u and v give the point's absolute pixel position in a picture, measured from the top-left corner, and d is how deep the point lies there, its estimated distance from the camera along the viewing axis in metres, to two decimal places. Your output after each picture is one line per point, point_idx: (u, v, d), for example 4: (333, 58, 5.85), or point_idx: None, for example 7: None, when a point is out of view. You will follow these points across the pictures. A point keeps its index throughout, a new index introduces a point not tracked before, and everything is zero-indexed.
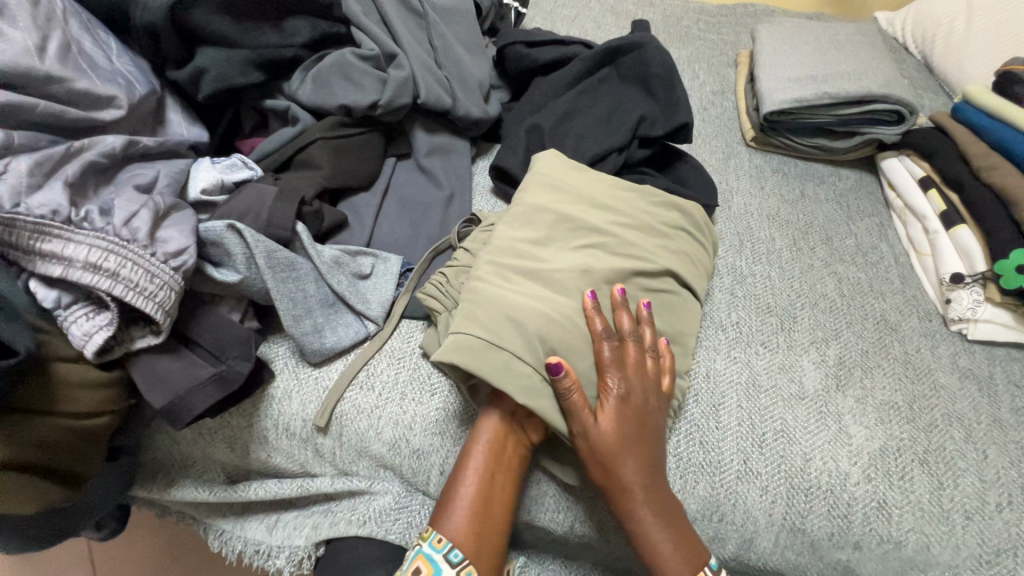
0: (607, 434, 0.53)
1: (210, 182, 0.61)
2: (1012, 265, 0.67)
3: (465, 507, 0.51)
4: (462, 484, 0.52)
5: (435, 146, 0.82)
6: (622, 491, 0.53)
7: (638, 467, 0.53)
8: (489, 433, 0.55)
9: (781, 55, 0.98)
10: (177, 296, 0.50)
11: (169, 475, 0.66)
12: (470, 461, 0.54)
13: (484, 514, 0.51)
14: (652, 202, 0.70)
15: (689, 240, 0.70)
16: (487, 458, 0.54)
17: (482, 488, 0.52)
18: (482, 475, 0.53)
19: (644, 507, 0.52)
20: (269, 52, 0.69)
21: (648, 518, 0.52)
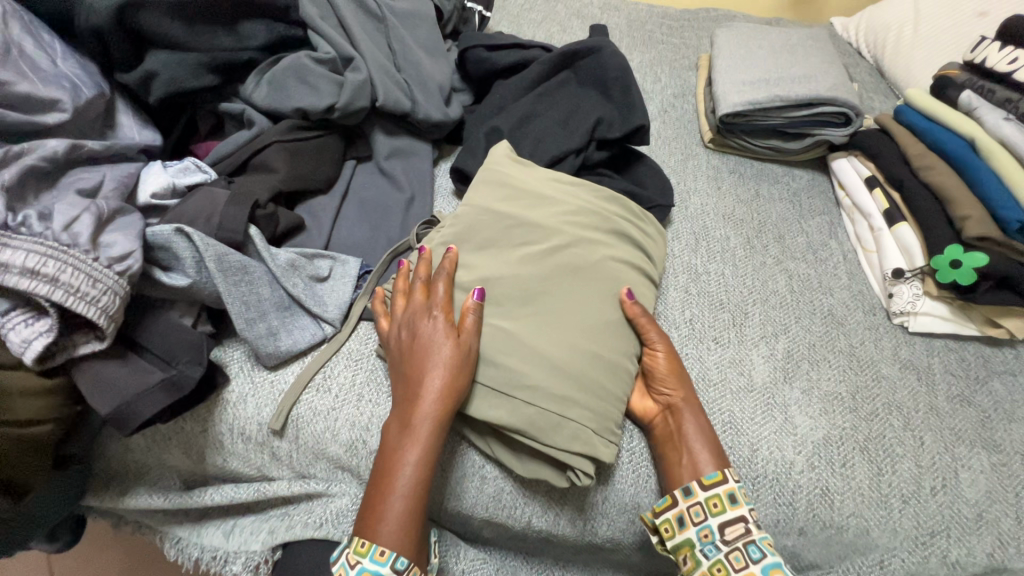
0: (669, 364, 0.64)
1: (160, 186, 0.60)
2: (946, 260, 0.71)
3: (399, 516, 0.51)
4: (397, 497, 0.51)
5: (395, 148, 0.82)
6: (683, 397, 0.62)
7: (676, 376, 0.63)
8: (426, 438, 0.52)
9: (737, 59, 1.01)
10: (122, 301, 0.49)
11: (123, 483, 0.65)
12: (404, 466, 0.52)
13: (416, 519, 0.52)
14: (590, 199, 0.72)
15: (629, 230, 0.71)
16: (420, 465, 0.52)
17: (415, 494, 0.52)
18: (418, 490, 0.52)
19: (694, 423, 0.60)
20: (222, 55, 0.69)
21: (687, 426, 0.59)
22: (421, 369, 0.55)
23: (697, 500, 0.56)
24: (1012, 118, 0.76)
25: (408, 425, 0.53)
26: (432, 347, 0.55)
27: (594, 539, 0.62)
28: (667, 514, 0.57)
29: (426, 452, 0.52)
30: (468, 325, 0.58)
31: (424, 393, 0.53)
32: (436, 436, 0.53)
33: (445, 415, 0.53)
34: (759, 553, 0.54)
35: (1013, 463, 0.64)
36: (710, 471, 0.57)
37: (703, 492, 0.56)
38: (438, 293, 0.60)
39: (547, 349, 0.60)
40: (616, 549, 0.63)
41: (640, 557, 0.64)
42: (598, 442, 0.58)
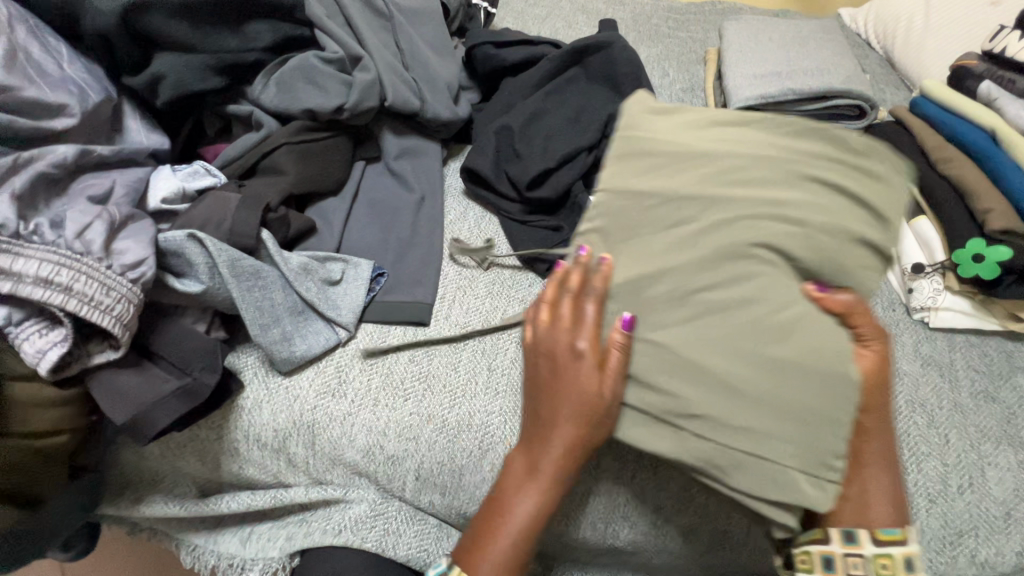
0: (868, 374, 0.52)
1: (170, 191, 0.59)
2: (968, 255, 0.69)
3: (504, 560, 0.50)
4: (506, 543, 0.51)
5: (405, 148, 0.81)
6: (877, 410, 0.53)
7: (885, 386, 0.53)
8: (550, 488, 0.51)
9: (747, 52, 1.00)
10: (136, 309, 0.49)
11: (137, 491, 0.65)
12: (515, 514, 0.51)
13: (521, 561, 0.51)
14: (788, 155, 0.56)
15: (847, 185, 0.54)
16: (535, 514, 0.51)
17: (524, 542, 0.51)
18: (527, 536, 0.51)
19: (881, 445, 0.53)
20: (230, 56, 0.68)
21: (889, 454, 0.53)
22: (558, 418, 0.50)
23: (860, 551, 0.51)
24: None
25: (528, 475, 0.51)
26: (572, 392, 0.50)
27: (615, 542, 0.61)
28: (807, 544, 0.52)
29: (547, 500, 0.51)
30: (612, 364, 0.51)
31: (555, 441, 0.50)
32: (562, 486, 0.51)
33: (568, 468, 0.51)
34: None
35: None
36: (890, 527, 0.51)
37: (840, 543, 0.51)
38: (586, 317, 0.52)
39: (710, 360, 0.50)
40: (637, 551, 0.63)
41: (661, 559, 0.63)
42: (804, 482, 0.48)
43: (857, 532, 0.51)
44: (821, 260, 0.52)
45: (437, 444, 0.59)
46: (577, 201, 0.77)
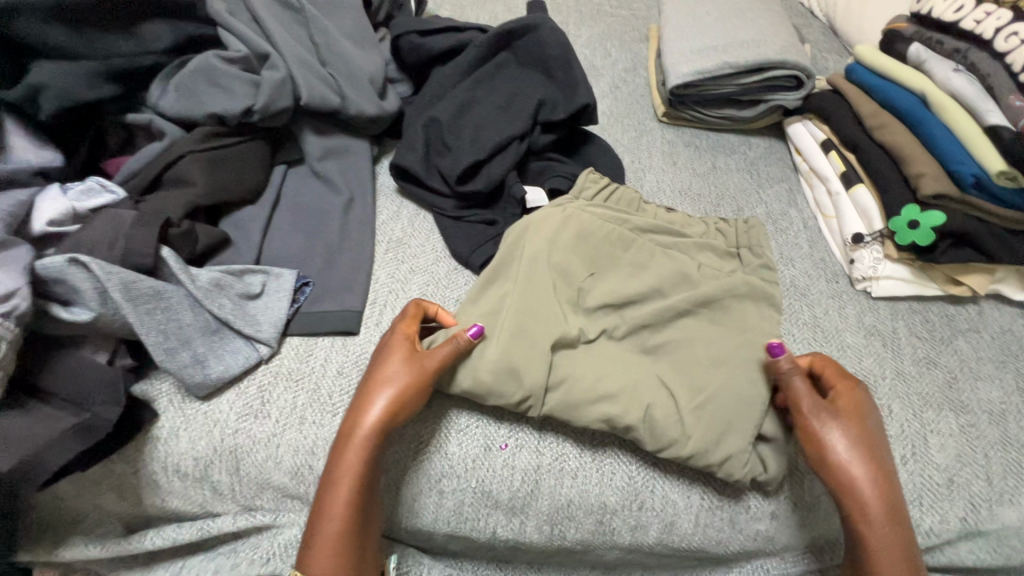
0: (854, 429, 0.52)
1: (58, 213, 0.55)
2: (904, 221, 0.69)
3: (330, 545, 0.49)
4: (327, 524, 0.50)
5: (329, 149, 0.77)
6: (847, 481, 0.51)
7: (867, 459, 0.51)
8: (360, 461, 0.51)
9: (685, 27, 0.97)
10: (10, 345, 0.46)
11: (57, 534, 0.61)
12: (336, 496, 0.50)
13: (346, 545, 0.49)
14: (694, 257, 0.66)
15: (753, 289, 0.63)
16: (354, 495, 0.50)
17: (349, 526, 0.50)
18: (348, 516, 0.50)
19: (879, 509, 0.50)
20: (121, 62, 0.63)
21: (880, 525, 0.49)
22: (364, 403, 0.52)
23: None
24: (961, 69, 0.69)
25: (342, 449, 0.51)
26: (382, 378, 0.53)
27: (562, 543, 0.59)
28: None
29: (360, 475, 0.50)
30: (438, 354, 0.54)
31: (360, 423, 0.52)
32: (374, 463, 0.51)
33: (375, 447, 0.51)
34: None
35: (980, 423, 0.62)
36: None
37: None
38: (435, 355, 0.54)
39: (670, 355, 0.60)
40: (587, 550, 0.61)
41: (614, 555, 0.62)
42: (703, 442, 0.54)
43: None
44: (719, 363, 0.59)
45: None
46: (511, 193, 0.74)
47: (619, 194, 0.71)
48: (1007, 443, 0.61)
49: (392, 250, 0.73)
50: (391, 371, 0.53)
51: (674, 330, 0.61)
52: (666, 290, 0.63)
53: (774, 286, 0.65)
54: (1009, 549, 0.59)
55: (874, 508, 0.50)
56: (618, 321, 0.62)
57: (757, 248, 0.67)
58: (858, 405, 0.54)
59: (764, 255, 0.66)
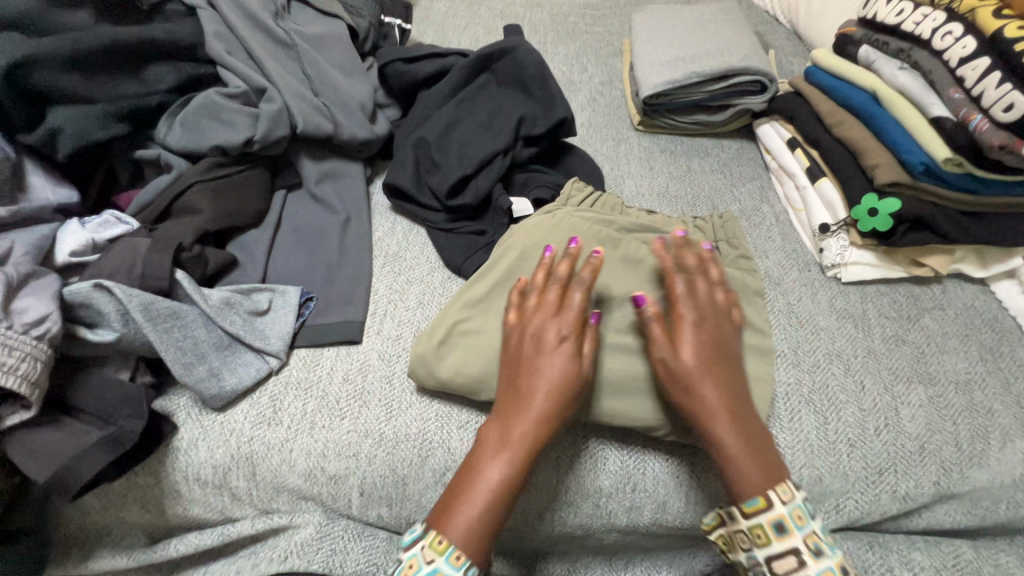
0: (692, 356, 0.54)
1: (79, 243, 0.60)
2: (865, 209, 0.74)
3: (484, 523, 0.48)
4: (475, 506, 0.48)
5: (325, 173, 0.82)
6: (707, 412, 0.53)
7: (709, 376, 0.53)
8: (526, 442, 0.50)
9: (654, 40, 1.04)
10: (44, 365, 0.50)
11: (84, 548, 0.64)
12: (485, 481, 0.49)
13: (498, 521, 0.49)
14: None
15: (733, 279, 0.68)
16: (506, 477, 0.50)
17: (495, 511, 0.49)
18: (501, 494, 0.49)
19: (732, 430, 0.52)
20: (130, 103, 0.69)
21: (740, 446, 0.52)
22: (534, 380, 0.52)
23: (739, 527, 0.52)
24: (907, 67, 0.75)
25: (499, 438, 0.51)
26: (554, 362, 0.53)
27: (563, 528, 0.63)
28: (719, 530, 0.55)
29: (524, 454, 0.50)
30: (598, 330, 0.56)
31: (538, 395, 0.52)
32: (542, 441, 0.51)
33: (551, 419, 0.51)
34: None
35: (948, 393, 0.67)
36: (752, 497, 0.51)
37: (745, 519, 0.51)
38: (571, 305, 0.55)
39: None
40: (587, 535, 0.65)
41: (613, 538, 0.65)
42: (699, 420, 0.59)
43: (789, 524, 0.49)
44: None
45: (378, 458, 0.61)
46: (498, 204, 0.79)
47: (602, 201, 0.76)
48: (974, 410, 0.65)
49: (389, 263, 0.77)
50: (560, 346, 0.53)
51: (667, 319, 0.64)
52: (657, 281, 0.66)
53: (753, 275, 0.69)
54: (981, 509, 0.63)
55: (717, 418, 0.52)
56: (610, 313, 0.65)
57: (734, 241, 0.71)
58: (716, 339, 0.55)
59: (740, 246, 0.70)
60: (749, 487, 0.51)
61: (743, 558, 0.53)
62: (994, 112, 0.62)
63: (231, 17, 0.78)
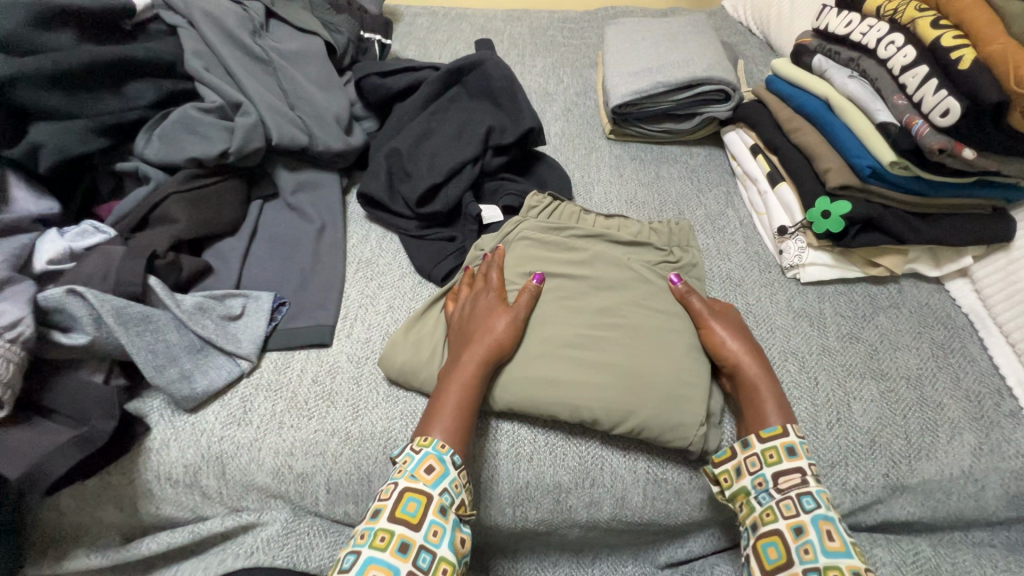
0: (729, 324, 0.66)
1: (57, 251, 0.62)
2: (819, 212, 0.76)
3: (445, 434, 0.56)
4: (439, 421, 0.56)
5: (301, 182, 0.85)
6: (734, 360, 0.63)
7: (741, 338, 0.65)
8: (472, 373, 0.59)
9: (625, 52, 1.07)
10: (16, 367, 0.53)
11: (61, 548, 0.66)
12: (445, 405, 0.57)
13: (458, 441, 0.56)
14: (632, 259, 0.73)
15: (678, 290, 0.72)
16: (463, 400, 0.58)
17: (456, 427, 0.56)
18: (460, 411, 0.57)
19: (757, 371, 0.62)
20: (109, 118, 0.72)
21: (762, 383, 0.61)
22: (471, 332, 0.62)
23: (753, 451, 0.58)
24: (856, 75, 0.78)
25: (451, 373, 0.59)
26: (487, 319, 0.63)
27: (526, 524, 0.65)
28: (727, 464, 0.59)
29: (472, 383, 0.59)
30: (522, 299, 0.65)
31: (476, 342, 0.61)
32: (486, 373, 0.60)
33: (490, 356, 0.60)
34: (813, 504, 0.53)
35: (899, 388, 0.69)
36: (769, 426, 0.59)
37: (761, 443, 0.58)
38: (492, 277, 0.68)
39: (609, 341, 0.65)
40: (551, 531, 0.66)
41: (576, 533, 0.67)
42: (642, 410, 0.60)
43: (799, 448, 0.57)
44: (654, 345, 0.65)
45: (343, 456, 0.63)
46: (468, 211, 0.82)
47: (562, 207, 0.79)
48: (923, 404, 0.67)
49: (361, 269, 0.80)
50: (490, 303, 0.64)
51: (613, 319, 0.67)
52: (599, 286, 0.69)
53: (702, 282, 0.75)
54: (933, 501, 0.64)
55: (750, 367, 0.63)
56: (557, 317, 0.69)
57: (686, 247, 0.76)
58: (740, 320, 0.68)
59: (692, 251, 0.76)
60: (768, 418, 0.59)
61: (748, 484, 0.57)
62: (933, 117, 0.65)
63: (209, 36, 0.82)
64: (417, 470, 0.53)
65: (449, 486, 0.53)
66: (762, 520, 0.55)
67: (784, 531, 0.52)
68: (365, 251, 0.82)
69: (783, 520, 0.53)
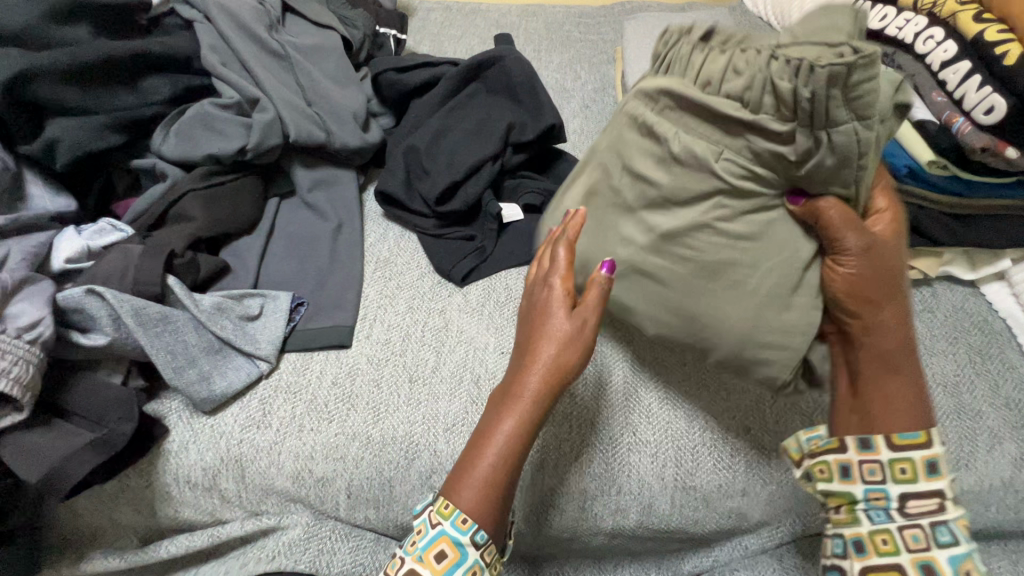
0: (866, 266, 0.54)
1: (74, 250, 0.61)
2: None
3: (487, 477, 0.52)
4: (483, 462, 0.52)
5: (317, 180, 0.83)
6: (863, 326, 0.54)
7: (881, 285, 0.54)
8: (523, 408, 0.53)
9: (646, 47, 1.04)
10: (36, 369, 0.52)
11: (78, 550, 0.65)
12: (491, 448, 0.52)
13: (498, 485, 0.52)
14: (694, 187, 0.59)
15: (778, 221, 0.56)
16: (514, 438, 0.53)
17: (499, 468, 0.52)
18: (507, 451, 0.53)
19: (888, 342, 0.53)
20: (125, 114, 0.71)
21: (898, 356, 0.53)
22: (533, 344, 0.55)
23: (877, 458, 0.51)
24: (891, 71, 0.76)
25: (504, 405, 0.54)
26: (548, 329, 0.55)
27: (550, 531, 0.64)
28: (830, 460, 0.53)
29: (522, 418, 0.53)
30: (591, 298, 0.55)
31: (534, 366, 0.54)
32: (543, 408, 0.54)
33: (545, 383, 0.53)
34: (948, 538, 0.49)
35: (935, 395, 0.66)
36: (907, 431, 0.51)
37: (891, 453, 0.51)
38: (558, 257, 0.57)
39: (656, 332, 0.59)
40: (575, 538, 0.65)
41: (600, 541, 0.65)
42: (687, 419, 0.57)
43: (942, 464, 0.50)
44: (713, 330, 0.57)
45: (365, 460, 0.61)
46: (487, 210, 0.80)
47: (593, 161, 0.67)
48: (961, 412, 0.65)
49: (380, 268, 0.78)
50: (554, 307, 0.55)
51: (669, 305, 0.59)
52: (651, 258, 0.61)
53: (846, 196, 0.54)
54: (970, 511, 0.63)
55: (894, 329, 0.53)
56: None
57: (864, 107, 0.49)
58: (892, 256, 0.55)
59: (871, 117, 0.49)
60: (898, 423, 0.51)
61: (860, 492, 0.51)
62: (976, 115, 0.63)
63: (225, 30, 0.80)
64: (428, 554, 0.51)
65: (461, 574, 0.50)
66: (879, 548, 0.50)
67: (908, 568, 0.49)
68: (383, 250, 0.80)
69: (906, 553, 0.49)
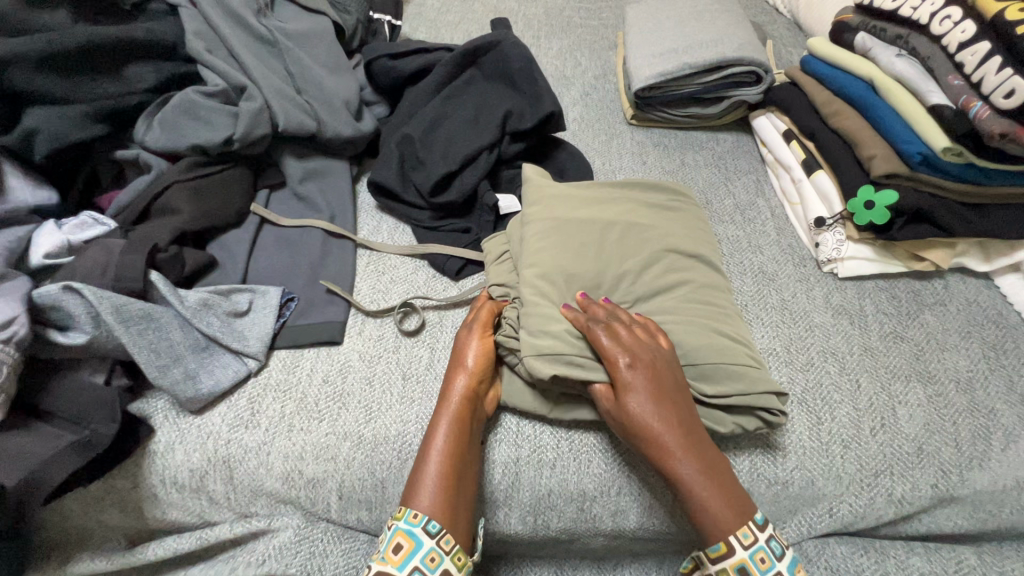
0: (645, 406, 0.53)
1: (53, 245, 0.59)
2: (861, 202, 0.71)
3: (435, 480, 0.53)
4: (428, 466, 0.54)
5: (309, 171, 0.81)
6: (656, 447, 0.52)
7: (658, 403, 0.53)
8: (453, 412, 0.56)
9: (648, 32, 1.01)
10: (9, 370, 0.50)
11: (65, 551, 0.64)
12: (432, 449, 0.54)
13: (450, 489, 0.53)
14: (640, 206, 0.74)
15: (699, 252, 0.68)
16: (452, 440, 0.55)
17: (446, 473, 0.53)
18: (449, 454, 0.54)
19: (676, 441, 0.52)
20: (107, 103, 0.68)
21: (694, 478, 0.51)
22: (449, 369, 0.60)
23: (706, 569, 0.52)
24: (904, 53, 0.72)
25: (438, 415, 0.57)
26: (464, 353, 0.61)
27: (547, 533, 0.62)
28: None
29: (456, 424, 0.56)
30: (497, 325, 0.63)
31: (456, 378, 0.59)
32: (471, 407, 0.58)
33: (468, 393, 0.58)
34: None
35: (948, 391, 0.64)
36: (712, 543, 0.50)
37: (711, 564, 0.51)
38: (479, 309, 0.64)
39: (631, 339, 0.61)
40: (573, 539, 0.63)
41: (599, 542, 0.64)
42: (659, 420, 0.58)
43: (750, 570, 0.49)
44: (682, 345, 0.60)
45: (357, 460, 0.59)
46: (484, 200, 0.78)
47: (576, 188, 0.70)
48: (975, 410, 0.63)
49: (373, 262, 0.76)
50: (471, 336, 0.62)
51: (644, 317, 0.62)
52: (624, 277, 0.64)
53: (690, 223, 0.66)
54: (984, 513, 0.60)
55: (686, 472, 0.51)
56: (630, 261, 0.67)
57: None
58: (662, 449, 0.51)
59: None
60: (716, 530, 0.50)
61: None
62: (994, 99, 0.59)
63: (211, 15, 0.77)
64: (386, 550, 0.50)
65: (420, 562, 0.50)
66: None
67: None
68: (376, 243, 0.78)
69: None
